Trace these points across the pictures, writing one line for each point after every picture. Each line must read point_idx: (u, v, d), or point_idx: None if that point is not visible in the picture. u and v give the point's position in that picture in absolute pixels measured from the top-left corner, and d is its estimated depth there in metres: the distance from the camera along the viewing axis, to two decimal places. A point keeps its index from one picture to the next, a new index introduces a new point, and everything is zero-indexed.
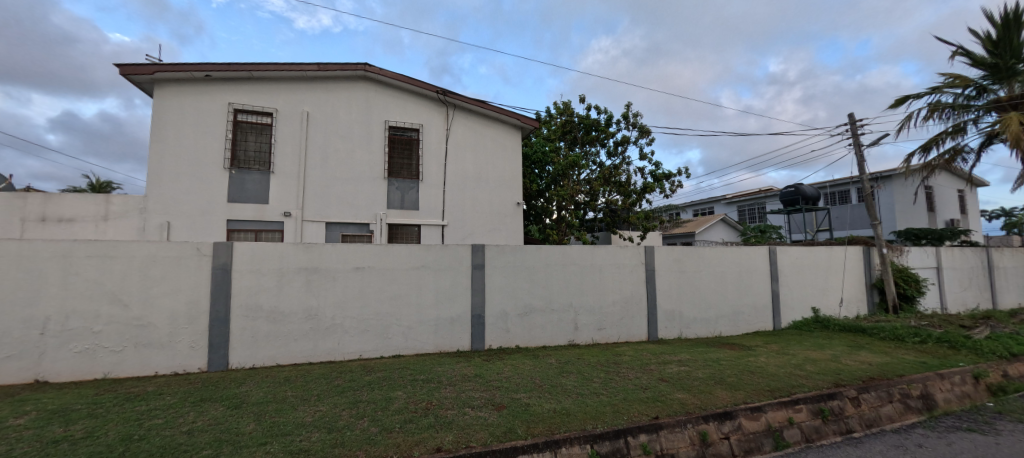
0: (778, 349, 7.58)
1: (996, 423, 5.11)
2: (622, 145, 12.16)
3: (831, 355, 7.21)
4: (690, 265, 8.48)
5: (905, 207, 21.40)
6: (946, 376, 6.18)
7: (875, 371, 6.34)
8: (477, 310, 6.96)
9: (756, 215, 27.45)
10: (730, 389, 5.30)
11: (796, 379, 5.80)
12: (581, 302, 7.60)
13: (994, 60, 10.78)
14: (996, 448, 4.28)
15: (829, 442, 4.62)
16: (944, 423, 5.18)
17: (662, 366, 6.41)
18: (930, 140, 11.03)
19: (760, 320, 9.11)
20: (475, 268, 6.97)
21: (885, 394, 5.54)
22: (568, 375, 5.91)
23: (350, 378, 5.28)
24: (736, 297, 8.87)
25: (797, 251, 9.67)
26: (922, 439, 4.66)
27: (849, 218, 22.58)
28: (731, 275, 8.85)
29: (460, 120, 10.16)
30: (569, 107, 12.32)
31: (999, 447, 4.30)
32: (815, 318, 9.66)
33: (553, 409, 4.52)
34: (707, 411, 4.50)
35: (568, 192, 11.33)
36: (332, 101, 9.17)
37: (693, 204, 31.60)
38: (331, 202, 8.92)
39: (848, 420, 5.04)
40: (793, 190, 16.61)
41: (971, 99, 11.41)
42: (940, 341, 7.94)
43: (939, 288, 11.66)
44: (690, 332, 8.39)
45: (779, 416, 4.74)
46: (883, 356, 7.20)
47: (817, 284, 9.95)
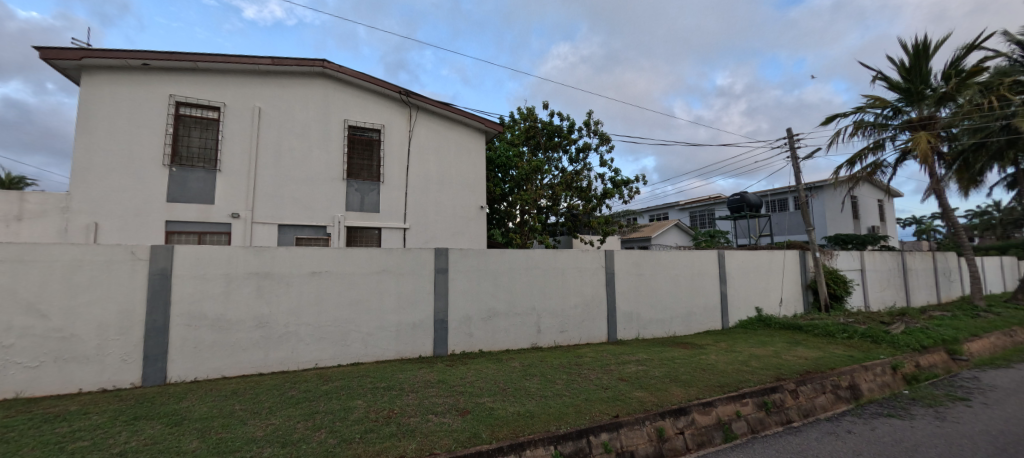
0: (726, 347, 8.06)
1: (911, 409, 5.74)
2: (583, 151, 12.42)
3: (772, 351, 7.78)
4: (647, 268, 8.83)
5: (834, 215, 23.53)
6: (869, 367, 6.86)
7: (810, 365, 6.91)
8: (440, 315, 6.87)
9: (707, 221, 29.13)
10: (683, 386, 5.59)
11: (742, 375, 6.19)
12: (544, 306, 7.70)
13: (907, 85, 12.28)
14: (910, 432, 4.83)
15: (772, 432, 4.97)
16: (868, 410, 5.75)
17: (620, 366, 6.63)
18: (856, 155, 12.20)
19: (710, 320, 9.65)
20: (438, 272, 6.88)
21: (819, 386, 6.06)
22: (531, 377, 5.97)
23: (305, 388, 5.05)
24: (689, 299, 9.35)
25: (742, 254, 10.36)
26: (850, 425, 5.13)
27: (787, 224, 24.63)
28: (684, 277, 9.31)
29: (423, 122, 10.00)
30: (532, 113, 12.47)
31: (914, 431, 4.85)
32: (758, 317, 10.37)
33: (517, 412, 4.56)
34: (664, 408, 4.71)
35: (531, 197, 11.43)
36: (286, 97, 8.72)
37: (649, 210, 32.94)
38: (284, 203, 8.46)
39: (788, 411, 5.45)
40: (738, 198, 17.74)
41: (889, 118, 12.84)
42: (864, 336, 8.78)
43: (863, 288, 12.87)
44: (647, 332, 8.72)
45: (728, 409, 5.06)
46: (816, 351, 7.86)
47: (759, 285, 10.69)
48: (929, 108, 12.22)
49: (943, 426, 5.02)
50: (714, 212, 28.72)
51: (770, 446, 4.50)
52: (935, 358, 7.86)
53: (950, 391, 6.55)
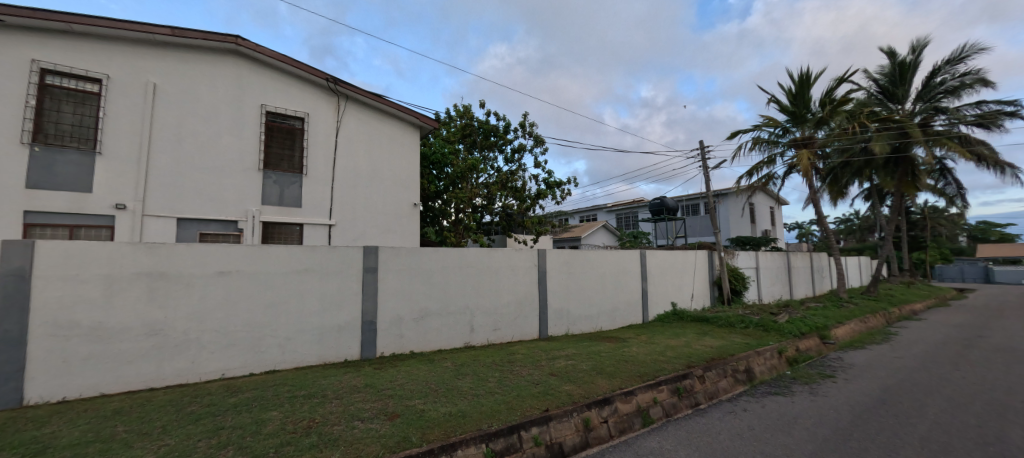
0: (646, 339, 8.68)
1: (792, 386, 6.67)
2: (518, 152, 12.56)
3: (685, 342, 8.53)
4: (576, 267, 9.20)
5: (736, 219, 26.47)
6: (761, 353, 7.82)
7: (715, 353, 7.70)
8: (369, 316, 6.52)
9: (631, 223, 31.21)
10: (608, 377, 5.91)
11: (659, 365, 6.71)
12: (478, 304, 7.68)
13: (794, 108, 14.26)
14: (791, 406, 5.60)
15: (683, 415, 5.45)
16: (760, 390, 6.56)
17: (551, 361, 6.83)
18: (754, 167, 13.86)
19: (632, 315, 10.32)
20: (366, 271, 6.52)
21: (722, 371, 6.78)
22: (464, 376, 5.91)
23: (208, 402, 4.49)
24: (614, 295, 9.91)
25: (660, 254, 11.24)
26: (746, 404, 5.82)
27: (697, 227, 27.23)
28: (610, 275, 9.86)
29: (351, 113, 9.40)
30: (469, 111, 12.36)
31: (793, 405, 5.65)
32: (673, 311, 11.32)
33: (449, 412, 4.49)
34: (590, 399, 4.94)
35: (466, 195, 11.30)
36: (188, 73, 7.69)
37: (579, 212, 34.47)
38: (184, 194, 7.45)
39: (697, 395, 6.02)
40: (658, 202, 19.20)
41: (780, 136, 14.82)
42: (757, 325, 9.98)
43: (757, 283, 14.63)
44: (576, 328, 9.09)
45: (646, 397, 5.45)
46: (720, 340, 8.78)
47: (674, 282, 11.67)
48: (810, 129, 14.35)
49: (815, 401, 5.87)
50: (637, 215, 30.86)
51: (681, 428, 4.92)
52: (810, 343, 9.20)
53: (820, 370, 7.70)
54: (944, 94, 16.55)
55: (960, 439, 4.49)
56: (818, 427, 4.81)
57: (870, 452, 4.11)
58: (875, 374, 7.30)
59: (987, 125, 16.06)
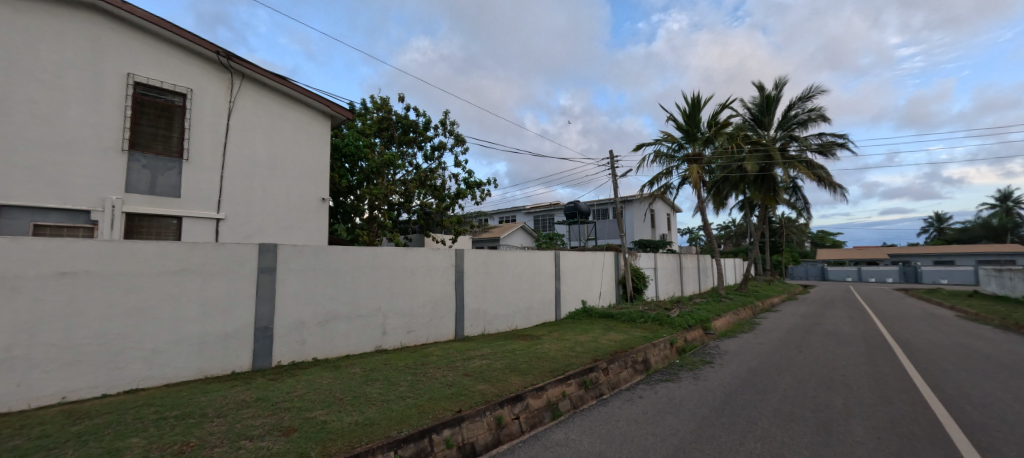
0: (558, 336, 8.97)
1: (680, 373, 7.38)
2: (439, 150, 12.22)
3: (593, 337, 8.99)
4: (494, 267, 9.20)
5: (640, 224, 28.75)
6: (657, 344, 8.53)
7: (618, 346, 8.22)
8: (263, 321, 5.82)
9: (548, 225, 32.33)
10: (521, 375, 5.97)
11: (569, 360, 6.96)
12: (390, 306, 7.28)
13: (688, 127, 15.91)
14: (680, 391, 6.17)
15: (589, 406, 5.69)
16: (655, 378, 7.15)
17: (466, 361, 6.72)
18: (654, 177, 15.20)
19: (546, 313, 10.60)
20: (261, 271, 5.80)
21: (623, 363, 7.24)
22: (373, 382, 5.55)
23: (41, 434, 3.63)
24: (529, 294, 10.11)
25: (573, 254, 11.76)
26: (643, 391, 6.27)
27: (607, 230, 29.07)
28: (526, 275, 10.04)
29: (248, 94, 8.38)
30: (387, 103, 11.72)
31: (681, 390, 6.24)
32: (583, 308, 11.88)
33: (354, 421, 4.17)
34: (502, 397, 4.93)
35: (381, 191, 10.67)
36: (23, 24, 6.26)
37: (499, 212, 34.84)
38: (12, 174, 6.03)
39: (601, 386, 6.34)
40: (573, 206, 19.99)
41: (676, 151, 16.42)
42: (653, 319, 10.87)
43: (656, 282, 16.00)
44: (492, 327, 9.08)
45: (556, 391, 5.60)
46: (623, 334, 9.42)
47: (585, 281, 12.26)
48: (699, 147, 16.15)
49: (699, 385, 6.55)
50: (553, 217, 32.03)
51: (587, 417, 5.13)
52: (695, 334, 10.33)
53: (703, 357, 8.64)
54: (797, 125, 19.36)
55: (805, 408, 5.31)
56: (699, 407, 5.36)
57: (739, 425, 4.67)
58: (745, 358, 8.38)
59: (826, 153, 19.34)
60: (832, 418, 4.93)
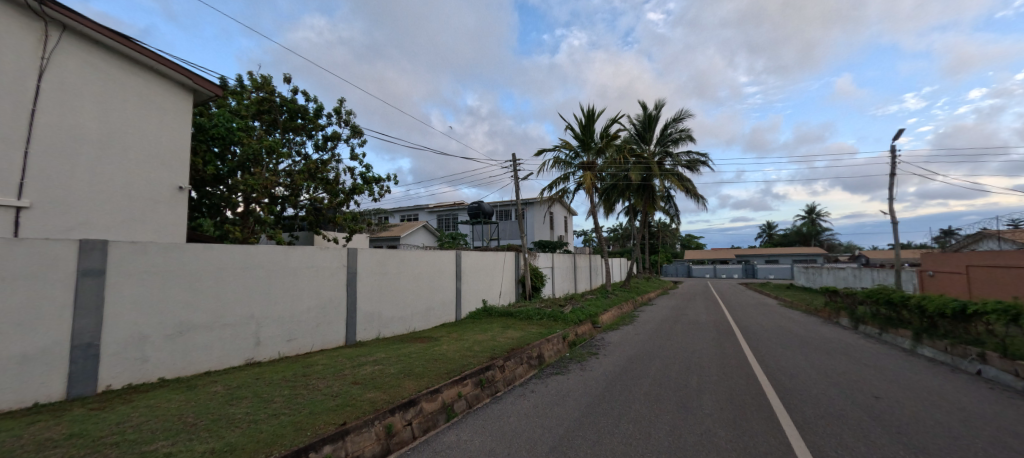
0: (457, 336, 8.81)
1: (569, 365, 7.77)
2: (332, 140, 11.18)
3: (491, 336, 9.01)
4: (391, 267, 8.68)
5: (540, 225, 29.94)
6: (550, 339, 8.86)
7: (515, 343, 8.35)
8: (84, 339, 4.51)
9: (451, 224, 31.97)
10: (416, 379, 5.66)
11: (466, 360, 6.84)
12: (266, 313, 6.41)
13: (584, 137, 17.01)
14: (569, 383, 6.47)
15: (484, 405, 5.60)
16: (547, 371, 7.41)
17: (355, 369, 6.19)
18: (552, 182, 15.95)
19: (445, 314, 10.35)
20: (82, 274, 4.51)
21: (519, 359, 7.35)
22: (239, 401, 4.79)
23: None
24: (428, 295, 9.78)
25: (474, 254, 11.72)
26: (536, 385, 6.44)
27: (509, 230, 29.70)
28: (426, 275, 9.71)
29: (70, 49, 6.57)
30: (269, 83, 10.41)
31: (570, 382, 6.54)
32: (483, 308, 11.88)
33: (209, 449, 3.52)
34: (393, 404, 4.59)
35: (260, 183, 9.30)
36: None
37: (400, 210, 33.47)
38: None
39: (497, 384, 6.33)
40: (475, 206, 19.90)
41: (573, 158, 17.39)
42: (548, 316, 11.28)
43: (553, 280, 16.72)
44: (387, 331, 8.55)
45: (452, 393, 5.41)
46: (520, 331, 9.62)
47: (485, 281, 12.29)
48: (592, 156, 17.37)
49: (585, 376, 6.95)
50: (456, 217, 31.76)
51: (482, 415, 5.04)
52: (585, 328, 11.03)
53: (590, 349, 9.23)
54: (671, 143, 21.78)
55: (669, 389, 5.95)
56: (584, 396, 5.68)
57: (616, 409, 5.03)
58: (626, 348, 9.16)
59: (693, 169, 22.17)
60: (690, 395, 5.60)
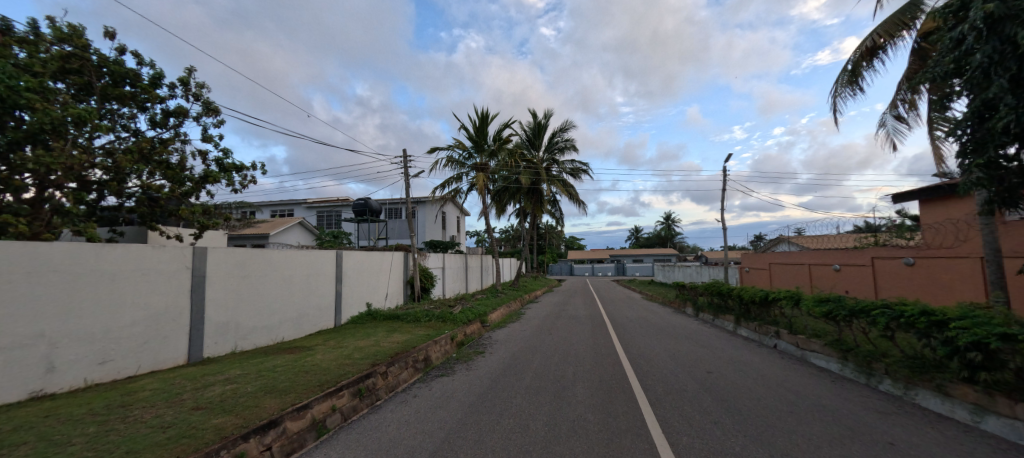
0: (334, 344, 7.98)
1: (455, 366, 7.59)
2: (176, 116, 9.21)
3: (374, 341, 8.35)
4: (253, 269, 7.51)
5: (431, 225, 29.29)
6: (437, 341, 8.56)
7: (399, 347, 7.85)
8: None
9: (332, 222, 29.43)
10: (280, 395, 4.81)
11: (343, 369, 6.17)
12: (68, 328, 4.79)
13: (477, 138, 17.06)
14: (454, 385, 6.28)
15: (362, 416, 4.94)
16: (432, 374, 7.09)
17: (197, 392, 4.90)
18: (445, 181, 15.67)
19: (322, 320, 9.37)
20: None
21: (404, 364, 6.87)
22: (7, 448, 3.41)
23: None
24: (302, 300, 8.73)
25: (357, 254, 10.85)
26: (420, 390, 6.09)
27: (397, 229, 28.41)
28: (299, 278, 8.67)
29: None
30: (82, 36, 8.18)
31: (455, 383, 6.35)
32: (367, 312, 11.07)
33: None
34: (247, 428, 3.72)
35: (62, 162, 7.08)
36: None
37: (270, 204, 29.73)
38: None
39: (378, 392, 5.72)
40: (362, 203, 18.54)
41: (466, 158, 17.29)
42: (437, 317, 10.95)
43: (444, 280, 16.37)
44: (246, 343, 7.30)
45: (323, 407, 4.62)
46: (406, 334, 9.13)
47: (370, 283, 11.51)
48: (485, 158, 17.51)
49: (471, 375, 6.82)
50: (339, 214, 29.39)
51: (359, 428, 4.43)
52: (473, 327, 10.98)
53: (477, 348, 9.17)
54: (558, 150, 23.03)
55: (549, 381, 6.14)
56: (467, 396, 5.58)
57: (499, 406, 5.00)
58: (512, 345, 9.30)
59: (576, 176, 23.78)
60: (565, 385, 5.85)
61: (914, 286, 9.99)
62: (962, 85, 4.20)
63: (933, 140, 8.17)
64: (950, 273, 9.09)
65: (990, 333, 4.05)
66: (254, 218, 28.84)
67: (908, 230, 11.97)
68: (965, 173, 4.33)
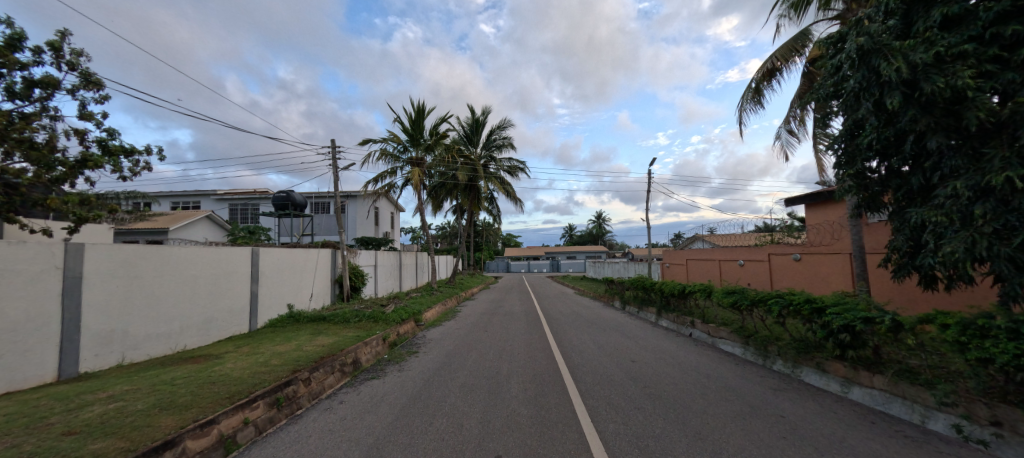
0: (248, 351, 7.35)
1: (386, 368, 7.34)
2: None
3: (295, 345, 7.81)
4: (147, 269, 6.61)
5: (362, 220, 28.03)
6: (368, 342, 8.22)
7: (325, 351, 7.42)
8: None
9: (249, 216, 27.03)
10: (178, 412, 4.29)
11: (259, 378, 5.69)
12: None
13: (412, 132, 16.59)
14: (383, 388, 6.03)
15: (279, 428, 4.58)
16: (361, 378, 6.79)
17: (69, 415, 4.15)
18: (378, 175, 15.08)
19: (235, 325, 8.63)
20: None
21: (329, 368, 6.51)
22: None
23: None
24: (208, 303, 7.90)
25: (277, 251, 10.12)
26: (346, 396, 5.78)
27: (324, 225, 26.80)
28: (205, 279, 7.84)
29: None
30: None
31: (384, 387, 6.11)
32: (289, 314, 10.33)
33: None
34: (138, 451, 3.29)
35: None
36: None
37: (173, 196, 26.59)
38: None
39: (299, 400, 5.37)
40: (284, 196, 17.21)
41: (401, 152, 16.75)
42: (368, 317, 10.51)
43: (376, 279, 15.74)
44: (137, 354, 6.37)
45: (233, 422, 4.21)
46: (333, 337, 8.65)
47: (292, 283, 10.76)
48: (421, 152, 17.08)
49: (403, 376, 6.65)
50: (257, 208, 27.08)
51: (277, 442, 4.12)
52: (407, 326, 10.71)
53: (411, 347, 8.96)
54: (495, 148, 23.13)
55: (483, 378, 6.18)
56: (399, 399, 5.39)
57: (432, 407, 4.90)
58: (447, 343, 9.19)
59: (513, 174, 24.05)
60: (500, 381, 5.91)
61: (801, 279, 11.40)
62: (839, 104, 4.87)
63: (816, 152, 9.44)
64: (828, 265, 10.49)
65: (855, 317, 4.75)
66: (154, 211, 25.63)
67: (796, 230, 13.66)
68: (838, 181, 5.01)
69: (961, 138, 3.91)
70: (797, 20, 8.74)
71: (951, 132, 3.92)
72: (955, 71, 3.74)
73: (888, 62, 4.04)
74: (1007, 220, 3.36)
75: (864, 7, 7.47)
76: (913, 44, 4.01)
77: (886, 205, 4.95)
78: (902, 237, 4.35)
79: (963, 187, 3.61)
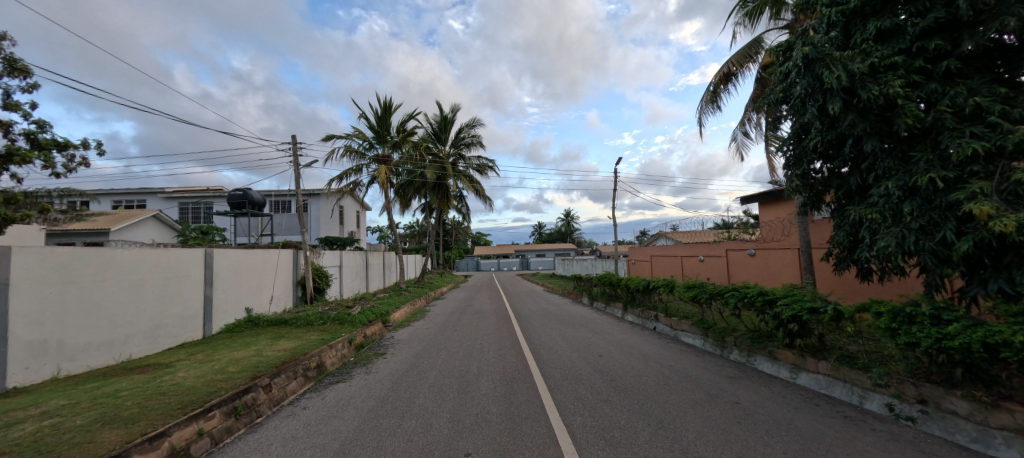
0: (202, 358, 7.02)
1: (351, 371, 7.21)
2: None
3: (254, 351, 7.53)
4: (85, 275, 6.19)
5: (326, 220, 27.27)
6: (333, 345, 8.03)
7: (287, 356, 7.20)
8: None
9: (202, 216, 25.72)
10: (125, 424, 4.09)
11: (214, 386, 5.46)
12: None
13: (378, 128, 16.27)
14: (348, 392, 5.93)
15: (237, 437, 4.44)
16: (325, 382, 6.63)
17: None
18: (343, 173, 14.72)
19: (187, 331, 8.22)
20: None
21: (292, 373, 6.32)
22: None
23: None
24: (156, 309, 7.49)
25: (232, 253, 9.69)
26: (308, 401, 5.65)
27: (285, 225, 25.88)
28: (152, 283, 7.42)
29: None
30: None
31: (350, 390, 6.02)
32: (247, 318, 9.93)
33: None
34: None
35: None
36: None
37: (117, 194, 24.95)
38: None
39: (259, 408, 5.19)
40: (241, 194, 16.48)
41: (366, 149, 16.38)
42: (333, 319, 10.27)
43: (341, 280, 15.37)
44: (76, 365, 5.97)
45: (185, 434, 4.02)
46: (295, 341, 8.41)
47: (250, 286, 10.34)
48: (388, 150, 16.79)
49: (370, 379, 6.56)
50: (211, 207, 25.80)
51: (234, 452, 3.98)
52: (374, 328, 10.53)
53: (377, 349, 8.81)
54: (464, 146, 23.01)
55: (452, 377, 6.19)
56: (366, 402, 5.32)
57: (399, 408, 4.88)
58: (415, 344, 9.10)
59: (481, 172, 24.00)
60: (469, 380, 5.95)
61: (756, 274, 12.00)
62: (788, 109, 5.17)
63: (768, 153, 9.96)
64: (781, 259, 11.08)
65: (802, 308, 5.10)
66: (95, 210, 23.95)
67: (751, 227, 14.35)
68: (787, 181, 5.33)
69: (893, 142, 4.27)
70: (751, 28, 9.19)
71: (885, 137, 4.26)
72: (887, 81, 4.07)
73: (830, 71, 4.33)
74: (930, 217, 3.70)
75: (810, 17, 7.94)
76: (852, 55, 4.33)
77: (828, 203, 5.31)
78: (842, 233, 4.68)
79: (894, 188, 3.95)
